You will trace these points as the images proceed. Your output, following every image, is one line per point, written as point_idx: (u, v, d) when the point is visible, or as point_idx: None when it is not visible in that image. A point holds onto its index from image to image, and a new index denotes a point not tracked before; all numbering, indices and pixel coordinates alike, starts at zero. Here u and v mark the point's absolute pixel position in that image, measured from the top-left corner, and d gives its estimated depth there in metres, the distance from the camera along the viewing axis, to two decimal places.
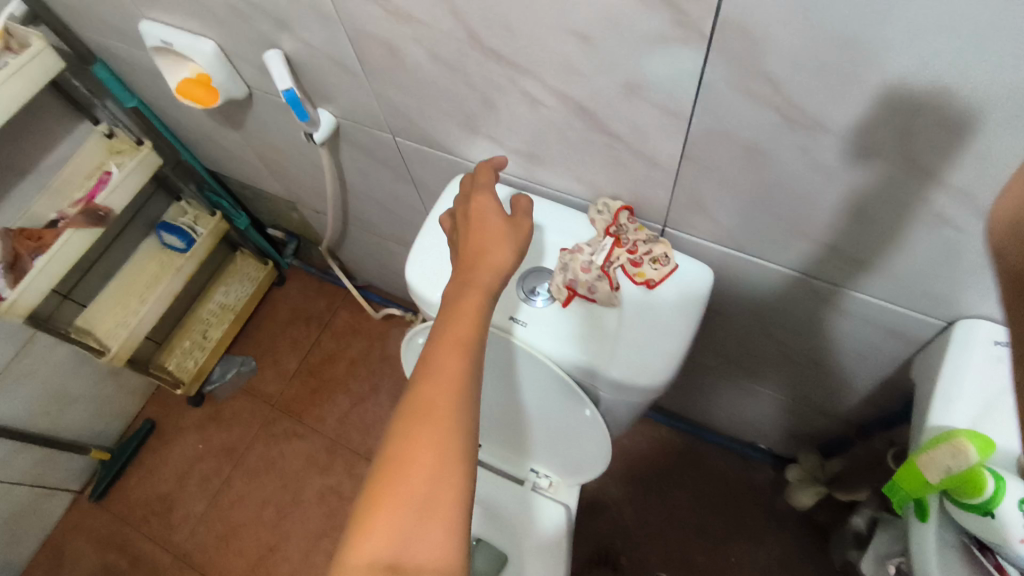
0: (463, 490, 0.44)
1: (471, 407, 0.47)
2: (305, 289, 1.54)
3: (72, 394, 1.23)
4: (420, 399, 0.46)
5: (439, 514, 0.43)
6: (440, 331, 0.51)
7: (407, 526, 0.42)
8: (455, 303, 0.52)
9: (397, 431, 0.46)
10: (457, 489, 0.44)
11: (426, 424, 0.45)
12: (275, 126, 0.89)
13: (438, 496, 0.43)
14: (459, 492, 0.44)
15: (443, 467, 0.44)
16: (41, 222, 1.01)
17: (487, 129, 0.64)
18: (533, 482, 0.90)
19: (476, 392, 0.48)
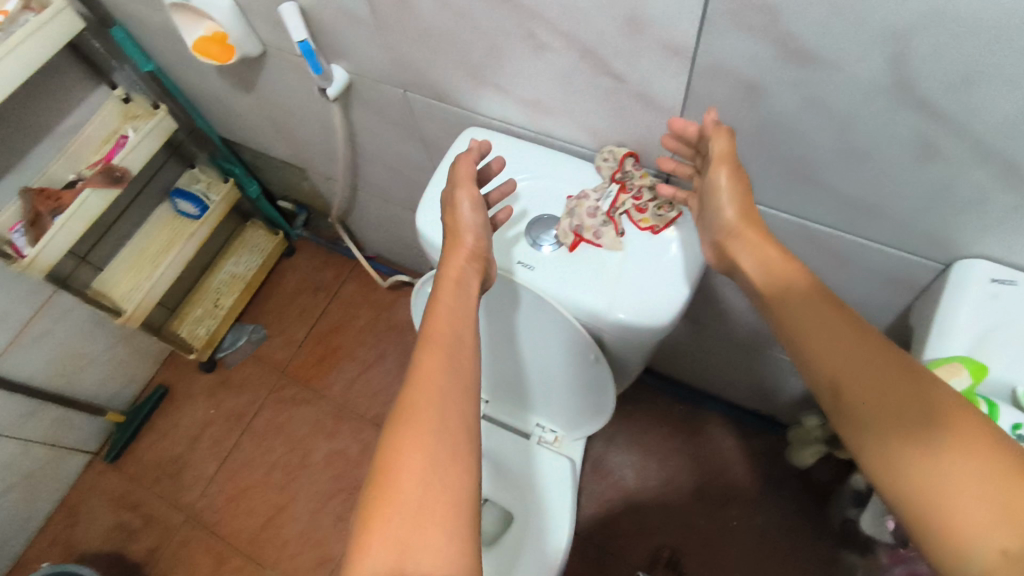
0: (459, 492, 0.46)
1: (459, 408, 0.50)
2: (314, 260, 1.56)
3: (87, 356, 1.26)
4: (407, 407, 0.49)
5: (437, 519, 0.44)
6: (422, 336, 0.54)
7: (407, 536, 0.44)
8: (432, 304, 0.57)
9: (387, 439, 0.48)
10: (455, 490, 0.46)
11: (415, 428, 0.48)
12: (287, 86, 0.90)
13: (434, 499, 0.45)
14: (458, 494, 0.46)
15: (435, 470, 0.46)
16: (61, 183, 1.03)
17: (494, 77, 0.66)
18: (539, 436, 0.93)
19: (462, 391, 0.51)
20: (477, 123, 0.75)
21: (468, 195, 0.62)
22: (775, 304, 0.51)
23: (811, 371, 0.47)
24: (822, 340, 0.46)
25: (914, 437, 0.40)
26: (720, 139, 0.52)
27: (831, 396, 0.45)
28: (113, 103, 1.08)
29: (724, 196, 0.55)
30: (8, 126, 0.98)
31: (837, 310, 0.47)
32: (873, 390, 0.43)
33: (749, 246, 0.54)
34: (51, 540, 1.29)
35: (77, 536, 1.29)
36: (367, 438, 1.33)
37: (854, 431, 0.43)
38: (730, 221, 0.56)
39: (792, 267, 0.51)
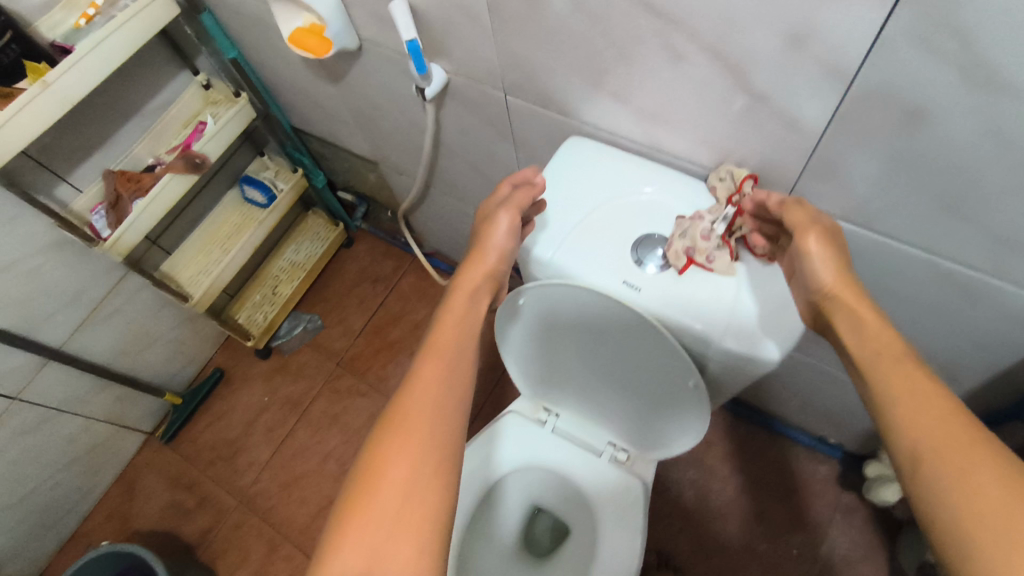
0: (434, 503, 0.48)
1: (449, 422, 0.52)
2: (373, 252, 1.55)
3: (152, 336, 1.27)
4: (394, 412, 0.52)
5: (410, 526, 0.46)
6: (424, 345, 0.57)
7: (378, 538, 0.46)
8: (440, 317, 0.60)
9: (374, 441, 0.51)
10: (434, 500, 0.48)
11: (403, 434, 0.50)
12: (379, 80, 0.89)
13: (412, 507, 0.47)
14: (436, 504, 0.48)
15: (414, 478, 0.48)
16: (140, 166, 1.05)
17: (614, 85, 0.63)
18: (611, 455, 0.89)
19: (452, 407, 0.53)
20: (583, 132, 0.73)
21: (510, 216, 0.62)
22: (868, 367, 0.48)
23: (889, 434, 0.44)
24: (909, 406, 0.43)
25: (985, 510, 0.36)
26: (793, 212, 0.55)
27: (907, 461, 0.42)
28: (195, 90, 1.10)
29: (820, 264, 0.53)
30: (98, 108, 0.98)
31: (927, 379, 0.44)
32: (948, 458, 0.40)
33: (847, 314, 0.51)
34: (109, 514, 1.32)
35: (134, 512, 1.31)
36: None
37: (927, 497, 0.40)
38: (828, 285, 0.53)
39: (892, 337, 0.49)
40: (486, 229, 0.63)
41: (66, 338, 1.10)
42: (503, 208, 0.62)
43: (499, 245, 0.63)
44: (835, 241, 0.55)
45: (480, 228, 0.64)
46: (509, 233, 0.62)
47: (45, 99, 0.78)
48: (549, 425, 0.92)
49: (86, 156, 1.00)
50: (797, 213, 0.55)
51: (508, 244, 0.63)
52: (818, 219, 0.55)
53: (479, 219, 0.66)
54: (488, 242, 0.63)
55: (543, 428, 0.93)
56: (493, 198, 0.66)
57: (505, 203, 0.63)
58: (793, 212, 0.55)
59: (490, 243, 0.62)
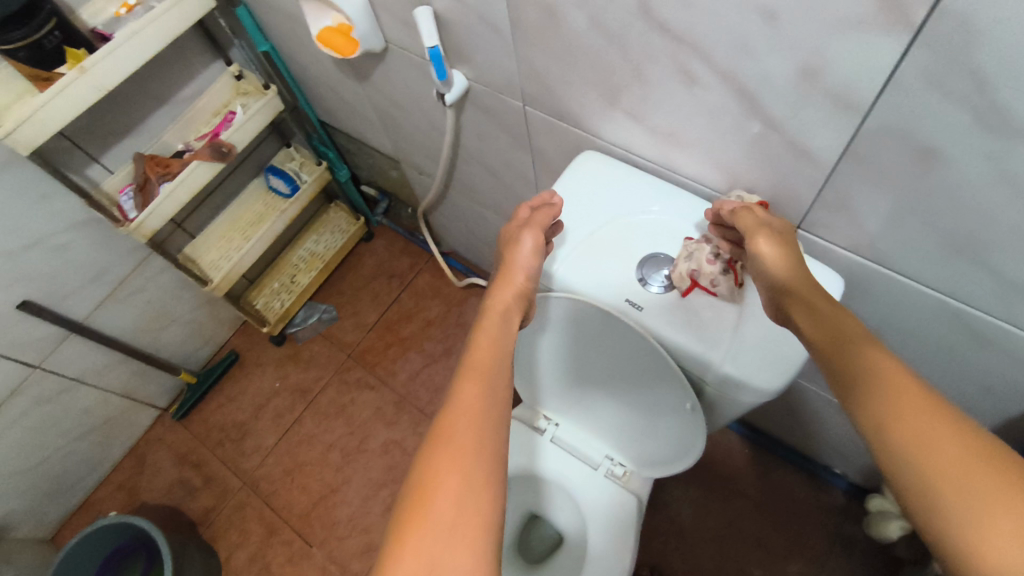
0: (489, 520, 0.43)
1: (494, 442, 0.48)
2: (391, 247, 1.57)
3: (171, 316, 1.31)
4: (438, 427, 0.48)
5: (468, 548, 0.42)
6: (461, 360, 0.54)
7: (435, 563, 0.41)
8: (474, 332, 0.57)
9: (420, 459, 0.46)
10: (488, 518, 0.43)
11: (448, 456, 0.45)
12: (403, 81, 0.90)
13: (468, 526, 0.42)
14: (491, 522, 0.43)
15: (468, 491, 0.44)
16: (170, 151, 1.08)
17: (628, 102, 0.64)
18: (608, 469, 0.89)
19: (496, 415, 0.49)
20: (598, 145, 0.73)
21: (533, 237, 0.63)
22: (824, 350, 0.46)
23: (849, 401, 0.42)
24: (865, 371, 0.42)
25: (951, 469, 0.36)
26: (743, 216, 0.57)
27: (866, 424, 0.41)
28: (226, 78, 1.12)
29: (773, 263, 0.53)
30: (133, 93, 1.01)
31: (875, 348, 0.44)
32: (910, 416, 0.39)
33: (805, 304, 0.50)
34: (118, 486, 1.36)
35: (142, 486, 1.35)
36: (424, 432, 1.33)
37: (890, 457, 0.39)
38: (783, 281, 0.52)
39: (851, 321, 0.47)
40: (513, 245, 0.63)
41: (90, 311, 1.14)
42: (524, 228, 0.63)
43: (524, 263, 0.62)
44: (790, 241, 0.55)
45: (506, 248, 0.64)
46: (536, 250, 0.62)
47: (83, 83, 0.82)
48: (548, 434, 0.92)
49: (119, 139, 1.03)
50: (748, 217, 0.57)
51: (534, 261, 0.62)
52: (767, 220, 0.56)
53: (502, 241, 0.65)
54: (514, 259, 0.62)
55: (542, 436, 0.92)
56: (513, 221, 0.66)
57: (527, 224, 0.64)
58: (743, 217, 0.57)
59: (517, 259, 0.62)
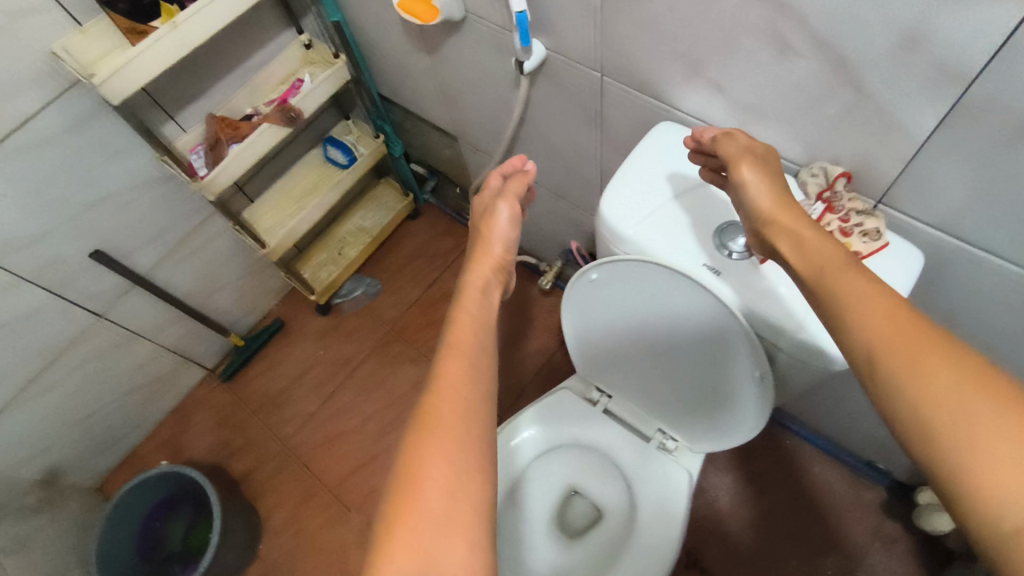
0: (480, 497, 0.48)
1: (478, 420, 0.53)
2: (436, 226, 1.59)
3: (224, 279, 1.34)
4: (427, 411, 0.52)
5: (460, 525, 0.46)
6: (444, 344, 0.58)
7: (429, 540, 0.45)
8: (455, 316, 0.62)
9: (408, 443, 0.50)
10: (478, 496, 0.48)
11: (439, 430, 0.50)
12: (474, 54, 0.92)
13: (459, 504, 0.47)
14: (480, 501, 0.48)
15: (456, 472, 0.48)
16: (238, 115, 1.10)
17: (711, 73, 0.64)
18: (659, 442, 0.90)
19: (480, 396, 0.54)
20: (673, 119, 0.74)
21: (508, 208, 0.73)
22: (814, 281, 0.49)
23: (846, 337, 0.44)
24: (856, 309, 0.44)
25: (944, 401, 0.37)
26: (724, 143, 0.60)
27: (864, 360, 0.42)
28: (295, 47, 1.14)
29: (755, 190, 0.57)
30: (210, 56, 1.04)
31: (872, 284, 0.45)
32: (901, 350, 0.40)
33: (787, 230, 0.54)
34: (163, 443, 1.39)
35: (185, 445, 1.38)
36: None
37: (885, 389, 0.40)
38: (764, 210, 0.56)
39: (830, 248, 0.51)
40: (490, 219, 0.73)
41: (151, 268, 1.17)
42: (501, 199, 0.73)
43: (501, 236, 0.72)
44: (770, 168, 0.59)
45: (482, 223, 0.73)
46: (509, 221, 0.73)
47: (173, 39, 0.84)
48: (601, 406, 0.94)
49: (192, 100, 1.06)
50: (730, 144, 0.61)
51: (508, 235, 0.72)
52: (750, 150, 0.60)
53: (477, 213, 0.75)
54: (491, 233, 0.72)
55: (595, 407, 0.94)
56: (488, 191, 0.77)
57: (502, 196, 0.74)
58: (724, 144, 0.61)
59: (495, 234, 0.72)
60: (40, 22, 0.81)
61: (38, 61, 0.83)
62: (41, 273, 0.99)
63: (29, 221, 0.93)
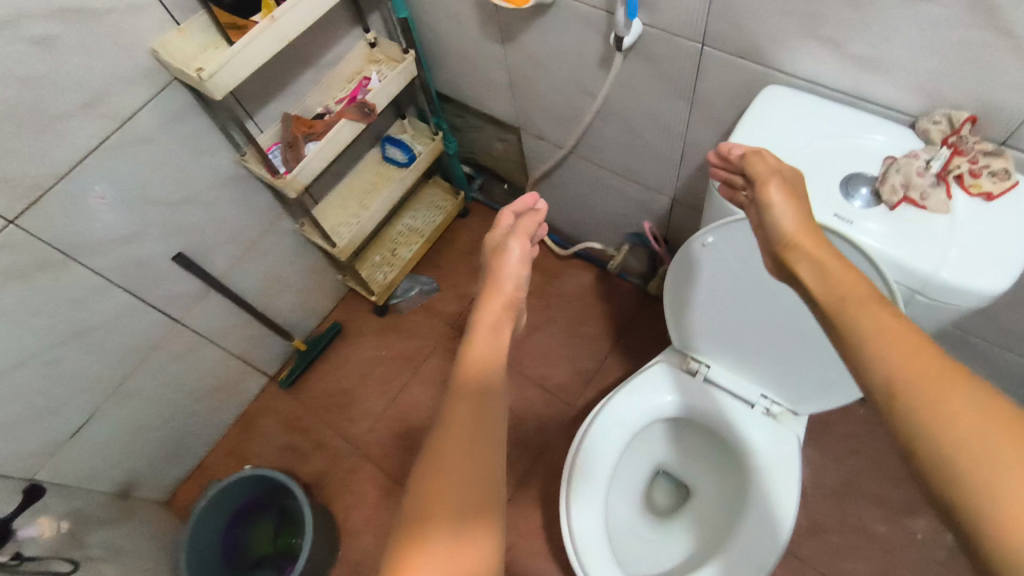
0: (489, 543, 0.50)
1: (489, 462, 0.53)
2: (486, 223, 1.60)
3: (288, 281, 1.34)
4: (435, 458, 0.53)
5: (467, 573, 0.47)
6: (454, 387, 0.59)
7: None
8: (466, 354, 0.62)
9: (416, 491, 0.51)
10: (485, 543, 0.50)
11: (447, 478, 0.51)
12: (558, 37, 0.94)
13: (468, 549, 0.48)
14: (486, 547, 0.50)
15: (464, 520, 0.50)
16: (310, 113, 1.13)
17: (830, 30, 0.67)
18: (764, 408, 0.91)
19: (490, 439, 0.55)
20: (780, 82, 0.76)
21: (519, 244, 0.71)
22: (838, 312, 0.51)
23: (864, 371, 0.46)
24: (879, 343, 0.46)
25: (966, 439, 0.39)
26: (754, 161, 0.66)
27: (883, 392, 0.44)
28: (361, 46, 1.17)
29: (779, 210, 0.62)
30: (288, 56, 1.05)
31: (897, 319, 0.47)
32: (931, 389, 0.42)
33: (809, 256, 0.57)
34: (229, 452, 1.38)
35: (253, 451, 1.38)
36: (533, 398, 1.35)
37: (907, 425, 0.42)
38: (787, 232, 0.60)
39: (851, 275, 0.53)
40: (501, 254, 0.71)
41: (226, 270, 1.18)
42: (512, 236, 0.71)
43: (512, 271, 0.70)
44: (796, 189, 0.64)
45: (493, 259, 0.71)
46: (520, 260, 0.70)
47: (271, 33, 0.87)
48: (700, 375, 0.95)
49: (270, 100, 1.07)
50: (758, 163, 0.66)
51: (519, 272, 0.70)
52: (774, 173, 0.65)
53: (488, 249, 0.74)
54: (502, 268, 0.70)
55: (694, 377, 0.95)
56: (501, 228, 0.75)
57: (515, 233, 0.72)
58: (755, 163, 0.66)
59: (505, 269, 0.70)
60: (144, 21, 0.83)
61: (141, 60, 0.85)
62: (129, 275, 1.00)
63: (122, 221, 0.95)
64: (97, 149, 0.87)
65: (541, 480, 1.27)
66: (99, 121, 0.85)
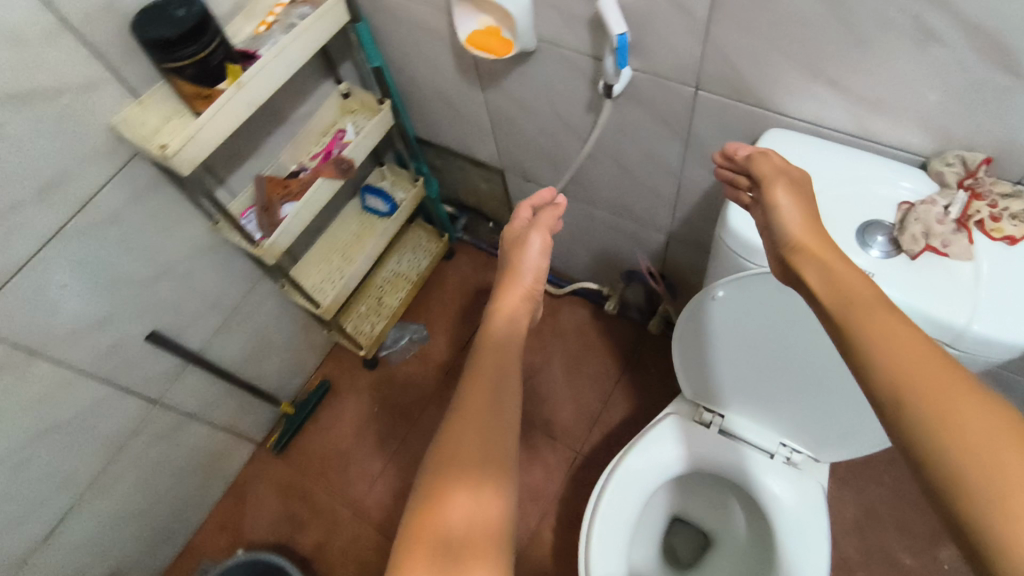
0: (498, 524, 0.50)
1: (504, 439, 0.54)
2: (474, 262, 1.55)
3: (272, 344, 1.28)
4: (449, 441, 0.54)
5: (479, 553, 0.48)
6: (470, 371, 0.60)
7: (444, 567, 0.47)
8: (482, 342, 0.63)
9: (429, 474, 0.52)
10: (494, 522, 0.50)
11: (461, 457, 0.52)
12: (542, 82, 0.90)
13: (478, 528, 0.49)
14: (498, 524, 0.50)
15: (477, 496, 0.50)
16: (285, 171, 1.07)
17: (834, 72, 0.64)
18: (784, 456, 0.88)
19: (505, 423, 0.56)
20: (781, 124, 0.73)
21: (540, 238, 0.71)
22: (840, 312, 0.51)
23: (870, 370, 0.47)
24: (886, 343, 0.47)
25: (973, 442, 0.40)
26: (761, 162, 0.63)
27: (888, 393, 0.45)
28: (334, 97, 1.12)
29: (788, 212, 0.60)
30: (258, 116, 1.00)
31: (900, 322, 0.48)
32: (937, 394, 0.43)
33: (815, 261, 0.56)
34: (220, 528, 1.31)
35: (246, 524, 1.30)
36: (538, 446, 1.30)
37: (908, 427, 0.43)
38: (794, 237, 0.58)
39: (861, 280, 0.53)
40: (521, 244, 0.71)
41: (205, 342, 1.11)
42: (533, 229, 0.71)
43: (533, 264, 0.71)
44: (803, 192, 0.62)
45: (512, 251, 0.71)
46: (541, 253, 0.71)
47: (239, 99, 0.81)
48: (715, 427, 0.91)
49: (242, 162, 1.02)
50: (765, 164, 0.64)
51: (539, 263, 0.71)
52: (782, 172, 0.63)
53: (508, 243, 0.74)
54: (522, 261, 0.70)
55: (710, 429, 0.91)
56: (518, 221, 0.76)
57: (535, 226, 0.72)
58: (761, 163, 0.64)
59: (525, 261, 0.70)
60: (102, 96, 0.77)
61: (100, 137, 0.80)
62: (101, 362, 0.94)
63: (89, 307, 0.88)
64: (58, 236, 0.80)
65: (553, 533, 1.21)
66: (58, 207, 0.79)
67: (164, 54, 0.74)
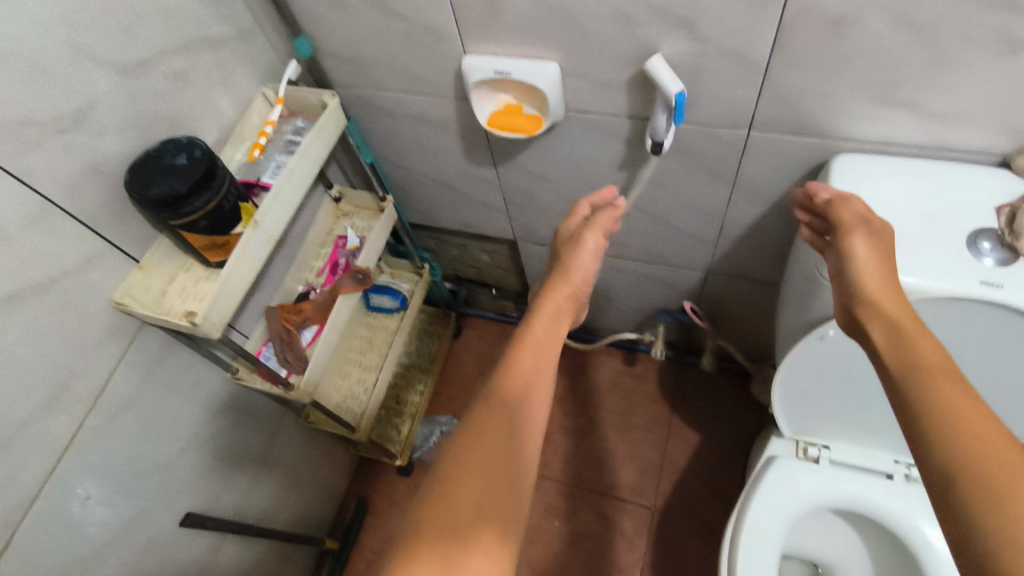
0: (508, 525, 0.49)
1: (519, 447, 0.54)
2: (484, 335, 1.48)
3: (302, 481, 1.14)
4: (472, 424, 0.53)
5: (485, 540, 0.47)
6: (503, 369, 0.59)
7: (450, 552, 0.45)
8: (522, 337, 0.62)
9: (450, 450, 0.52)
10: (506, 520, 0.49)
11: (482, 438, 0.52)
12: (566, 150, 0.85)
13: (489, 516, 0.48)
14: (509, 518, 0.49)
15: (490, 492, 0.49)
16: (292, 296, 0.98)
17: (906, 94, 0.62)
18: (905, 474, 0.84)
19: (524, 442, 0.54)
20: (844, 149, 0.71)
21: (595, 239, 0.69)
22: (903, 373, 0.49)
23: (928, 435, 0.45)
24: (945, 412, 0.45)
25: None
26: (843, 208, 0.62)
27: (939, 474, 0.43)
28: (327, 203, 1.03)
29: (862, 263, 0.58)
30: None
31: (963, 390, 0.46)
32: (994, 479, 0.40)
33: (882, 316, 0.54)
34: None
35: None
36: (614, 514, 1.23)
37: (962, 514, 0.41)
38: (866, 290, 0.56)
39: (934, 347, 0.50)
40: (575, 245, 0.70)
41: (238, 506, 0.97)
42: (590, 229, 0.69)
43: (583, 267, 0.69)
44: (884, 243, 0.59)
45: (567, 250, 0.70)
46: (593, 256, 0.69)
47: (256, 241, 0.72)
48: (824, 461, 0.87)
49: (248, 300, 0.91)
50: (847, 210, 0.62)
51: (589, 265, 0.69)
52: (864, 219, 0.61)
53: (563, 241, 0.72)
54: (573, 265, 0.69)
55: (819, 465, 0.87)
56: (576, 218, 0.73)
57: (589, 226, 0.70)
58: (841, 209, 0.62)
59: (576, 264, 0.68)
60: (100, 272, 0.65)
61: (104, 319, 0.67)
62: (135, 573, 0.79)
63: (116, 516, 0.74)
64: (69, 449, 0.66)
65: None
66: (67, 415, 0.65)
67: (172, 212, 0.63)
